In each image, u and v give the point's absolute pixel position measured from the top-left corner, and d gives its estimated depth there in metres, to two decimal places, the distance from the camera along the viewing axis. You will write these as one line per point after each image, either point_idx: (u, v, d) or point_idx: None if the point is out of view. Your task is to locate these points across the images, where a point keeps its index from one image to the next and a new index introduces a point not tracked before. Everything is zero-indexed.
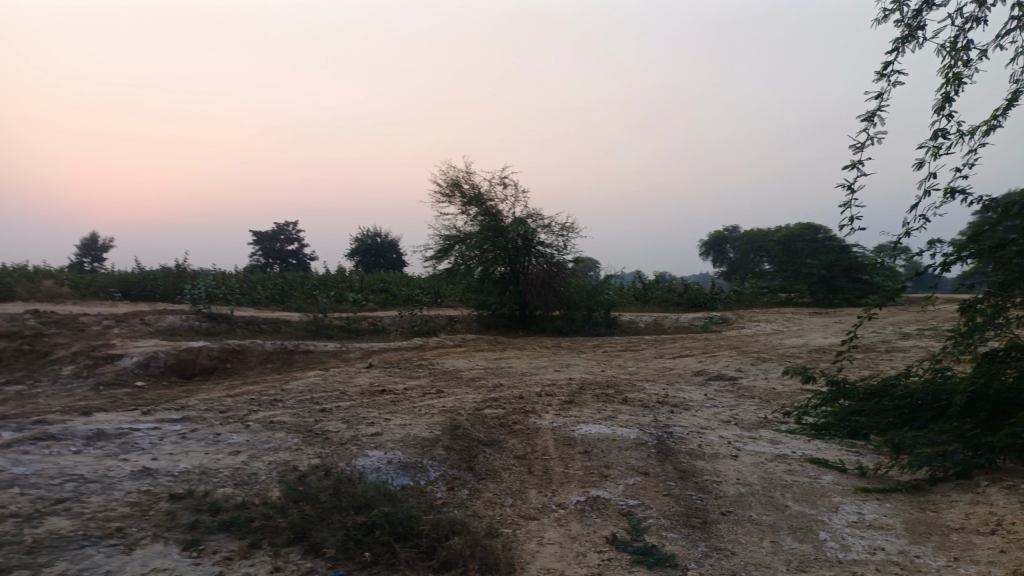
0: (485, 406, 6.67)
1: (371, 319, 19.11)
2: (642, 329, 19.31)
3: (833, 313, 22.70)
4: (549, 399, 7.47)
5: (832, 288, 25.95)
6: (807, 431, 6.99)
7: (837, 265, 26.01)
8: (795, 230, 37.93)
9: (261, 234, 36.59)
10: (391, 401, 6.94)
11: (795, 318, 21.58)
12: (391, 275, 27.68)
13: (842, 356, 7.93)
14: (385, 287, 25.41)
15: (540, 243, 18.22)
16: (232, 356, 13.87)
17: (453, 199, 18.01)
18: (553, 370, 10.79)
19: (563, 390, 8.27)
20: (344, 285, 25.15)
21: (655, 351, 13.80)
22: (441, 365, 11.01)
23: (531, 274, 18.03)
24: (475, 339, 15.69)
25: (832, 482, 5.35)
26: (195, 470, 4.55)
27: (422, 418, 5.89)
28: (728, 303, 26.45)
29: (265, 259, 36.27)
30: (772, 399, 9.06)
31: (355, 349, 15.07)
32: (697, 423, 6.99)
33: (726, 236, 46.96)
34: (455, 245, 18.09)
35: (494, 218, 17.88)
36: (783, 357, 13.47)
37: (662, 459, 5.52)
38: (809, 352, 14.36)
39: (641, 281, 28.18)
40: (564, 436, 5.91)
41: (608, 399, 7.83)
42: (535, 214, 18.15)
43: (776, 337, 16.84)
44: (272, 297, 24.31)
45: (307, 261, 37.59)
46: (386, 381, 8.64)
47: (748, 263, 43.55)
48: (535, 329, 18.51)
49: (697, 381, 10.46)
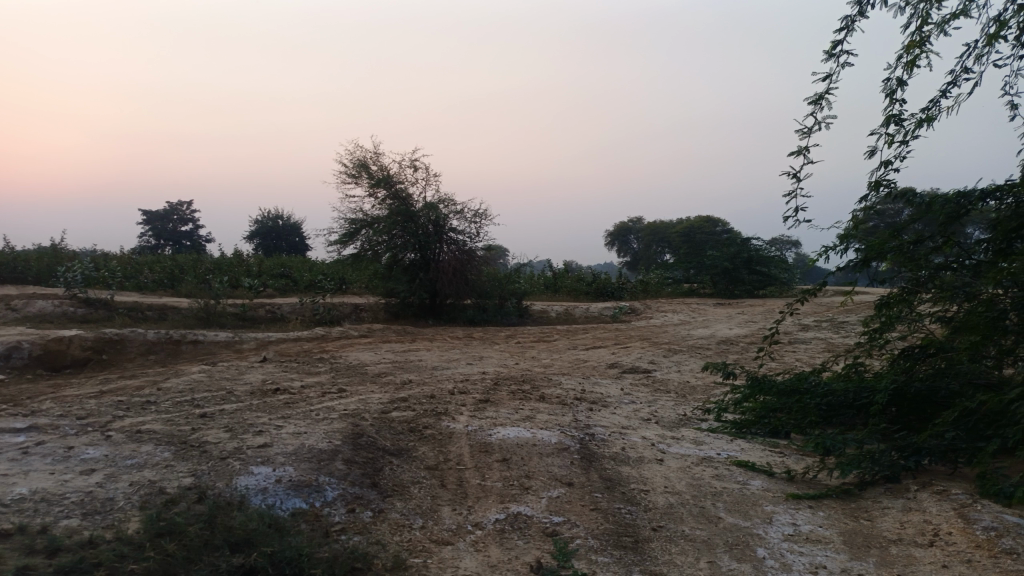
0: (392, 408, 6.03)
1: (270, 306, 17.96)
2: (553, 319, 19.04)
3: (735, 304, 23.23)
4: (462, 397, 6.91)
5: (734, 279, 26.60)
6: (728, 430, 6.73)
7: (740, 257, 26.68)
8: (698, 223, 38.93)
9: (152, 213, 34.13)
10: (285, 402, 6.20)
11: (700, 308, 21.92)
12: (292, 260, 26.29)
13: (762, 351, 7.75)
14: (286, 273, 24.09)
15: (451, 229, 17.57)
16: (109, 346, 12.56)
17: (360, 180, 17.07)
18: (464, 363, 10.23)
19: (477, 386, 7.72)
20: (241, 269, 23.69)
21: (568, 342, 13.49)
22: (344, 358, 10.24)
23: (442, 261, 17.37)
24: (382, 329, 14.94)
25: (762, 488, 5.05)
26: (34, 497, 3.73)
27: (320, 425, 5.20)
28: (636, 293, 26.68)
29: (155, 239, 33.89)
30: (688, 393, 8.84)
31: (250, 339, 14.00)
32: (618, 423, 6.59)
33: (632, 226, 47.70)
34: (362, 229, 17.18)
35: (404, 202, 17.10)
36: (694, 348, 13.45)
37: (586, 467, 5.07)
38: (718, 343, 14.44)
39: (551, 270, 28.02)
40: (480, 441, 5.37)
41: (524, 396, 7.34)
42: (447, 199, 17.48)
43: (684, 328, 16.93)
44: (161, 282, 22.56)
45: (202, 244, 35.41)
46: (281, 378, 7.84)
47: (653, 254, 44.39)
48: (445, 319, 17.89)
49: (612, 374, 10.17)
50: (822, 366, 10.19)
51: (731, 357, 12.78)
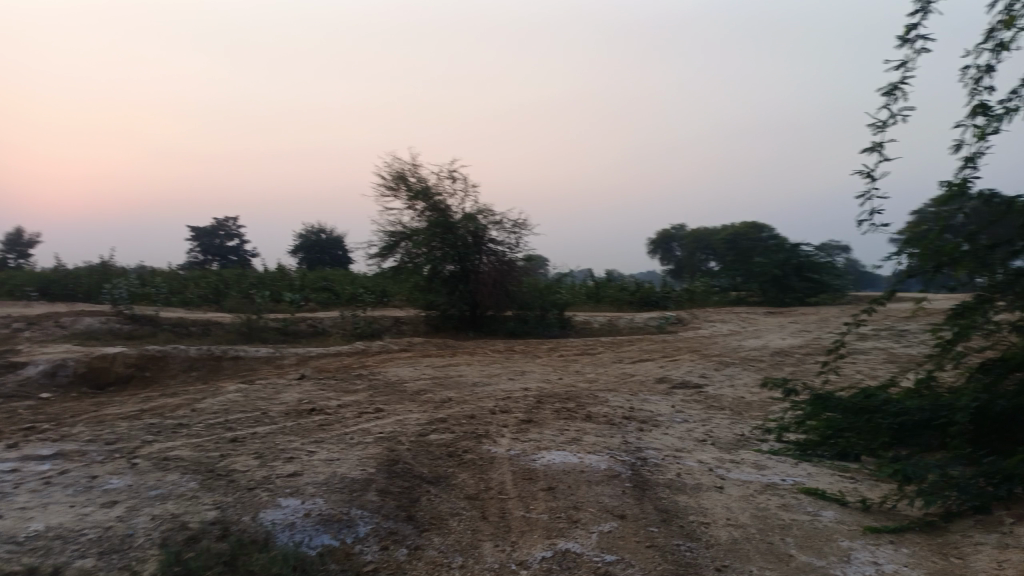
0: (430, 431, 5.71)
1: (311, 320, 17.93)
2: (596, 330, 18.59)
3: (786, 312, 22.42)
4: (503, 417, 6.57)
5: (783, 287, 25.75)
6: (791, 452, 6.24)
7: (789, 264, 25.85)
8: (741, 231, 38.05)
9: (199, 229, 34.73)
10: (320, 424, 5.93)
11: (749, 317, 21.19)
12: (334, 273, 26.37)
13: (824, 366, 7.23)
14: (328, 286, 24.16)
15: (491, 241, 17.29)
16: (152, 363, 12.57)
17: (399, 193, 16.94)
18: (506, 379, 9.89)
19: (520, 404, 7.37)
20: (283, 283, 23.82)
21: (613, 355, 13.04)
22: (383, 374, 9.99)
23: (482, 273, 17.09)
24: (422, 342, 14.72)
25: (834, 520, 4.58)
26: (49, 534, 3.50)
27: (354, 450, 4.91)
28: (681, 302, 26.05)
29: (203, 255, 34.47)
30: (743, 411, 8.33)
31: (290, 354, 13.91)
32: (670, 445, 6.16)
33: (674, 234, 46.94)
34: (402, 242, 17.02)
35: (443, 214, 16.91)
36: (745, 361, 12.88)
37: (640, 497, 4.67)
38: (770, 354, 13.81)
39: (593, 280, 27.54)
40: (524, 468, 5.01)
41: (569, 416, 6.95)
42: (486, 209, 17.22)
43: (733, 339, 16.31)
44: (206, 297, 22.81)
45: (247, 258, 35.89)
46: (317, 397, 7.60)
47: (697, 262, 43.53)
48: (486, 331, 17.60)
49: (660, 389, 9.70)
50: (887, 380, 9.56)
51: (785, 369, 12.19)
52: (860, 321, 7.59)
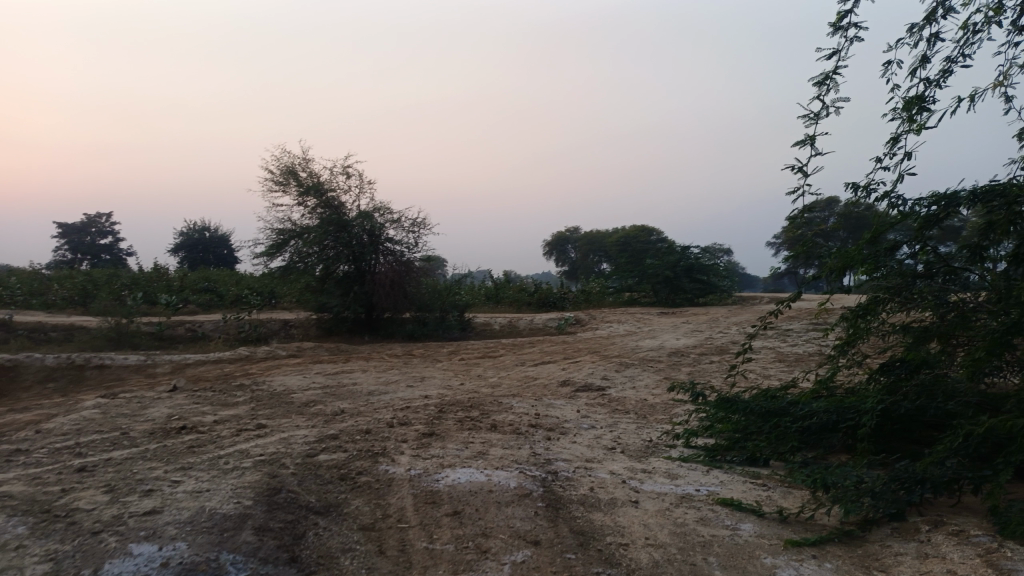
0: (320, 450, 5.08)
1: (191, 324, 16.61)
2: (496, 332, 18.25)
3: (679, 312, 22.93)
4: (402, 430, 6.03)
5: (675, 288, 26.39)
6: (702, 458, 6.05)
7: (680, 265, 26.47)
8: (633, 233, 38.99)
9: (67, 225, 31.88)
10: (190, 446, 5.18)
11: (645, 318, 21.47)
12: (218, 273, 24.78)
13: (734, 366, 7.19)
14: (211, 287, 22.61)
15: (388, 240, 16.59)
16: (0, 374, 11.10)
17: (288, 188, 15.97)
18: (405, 386, 9.31)
19: (420, 415, 6.84)
20: (160, 284, 22.07)
21: (515, 358, 12.70)
22: (269, 383, 9.18)
23: (379, 273, 16.36)
24: (313, 347, 13.87)
25: (755, 535, 4.35)
26: None
27: (228, 478, 4.23)
28: (578, 303, 26.19)
29: (71, 253, 31.63)
30: (650, 414, 8.15)
31: (165, 361, 12.71)
32: (581, 455, 5.81)
33: (568, 236, 47.49)
34: (291, 240, 16.03)
35: (336, 211, 16.07)
36: (646, 362, 12.87)
37: (553, 517, 4.27)
38: (669, 355, 13.91)
39: (492, 280, 27.25)
40: (426, 490, 4.50)
41: (473, 426, 6.49)
42: (383, 207, 16.52)
43: (632, 339, 16.38)
44: (71, 299, 20.80)
45: (122, 258, 33.28)
46: (190, 412, 6.78)
47: (590, 263, 44.24)
48: (382, 334, 16.89)
49: (565, 393, 9.42)
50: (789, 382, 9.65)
51: (685, 369, 12.25)
52: (766, 322, 7.55)
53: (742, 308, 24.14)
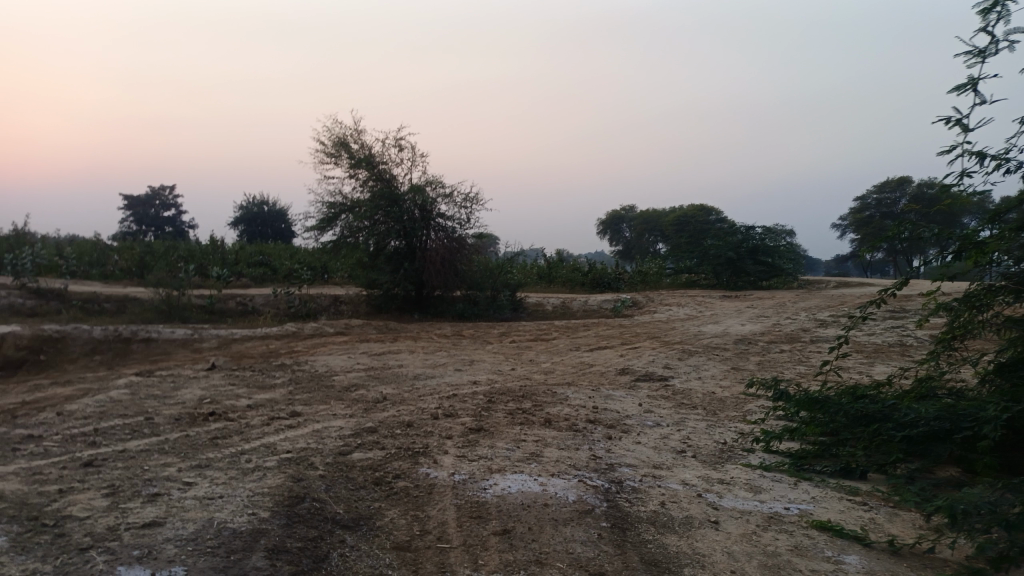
0: (354, 448, 4.52)
1: (242, 297, 16.45)
2: (550, 313, 17.57)
3: (742, 296, 21.83)
4: (447, 424, 5.44)
5: (737, 270, 25.22)
6: (787, 467, 5.28)
7: (744, 247, 25.15)
8: (691, 213, 37.73)
9: (133, 198, 32.42)
10: (213, 438, 4.69)
11: (705, 301, 20.51)
12: (273, 247, 24.74)
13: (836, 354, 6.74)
14: (265, 261, 22.54)
15: (439, 215, 16.07)
16: (49, 345, 10.98)
17: (339, 160, 15.55)
18: (453, 370, 8.75)
19: (466, 407, 6.24)
20: (215, 257, 22.10)
21: (570, 341, 12.04)
22: (310, 363, 8.73)
23: (430, 250, 15.86)
24: (361, 324, 13.48)
25: (865, 572, 3.60)
26: None
27: (248, 483, 3.70)
28: (634, 284, 25.30)
29: (137, 226, 32.18)
30: (720, 410, 7.39)
31: (211, 336, 12.47)
32: (647, 460, 5.12)
33: (623, 215, 46.28)
34: (342, 214, 15.63)
35: (388, 185, 15.62)
36: (710, 349, 12.05)
37: (620, 542, 3.61)
38: (735, 342, 13.02)
39: (545, 259, 26.57)
40: (472, 501, 3.89)
41: (527, 421, 5.87)
42: (435, 181, 15.96)
43: (693, 324, 15.52)
44: (130, 270, 20.99)
45: (184, 230, 33.73)
46: (223, 395, 6.34)
47: (645, 243, 43.08)
48: (432, 312, 16.40)
49: (625, 383, 8.73)
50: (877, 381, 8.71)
51: (753, 359, 11.38)
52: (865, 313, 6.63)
53: (808, 293, 22.87)
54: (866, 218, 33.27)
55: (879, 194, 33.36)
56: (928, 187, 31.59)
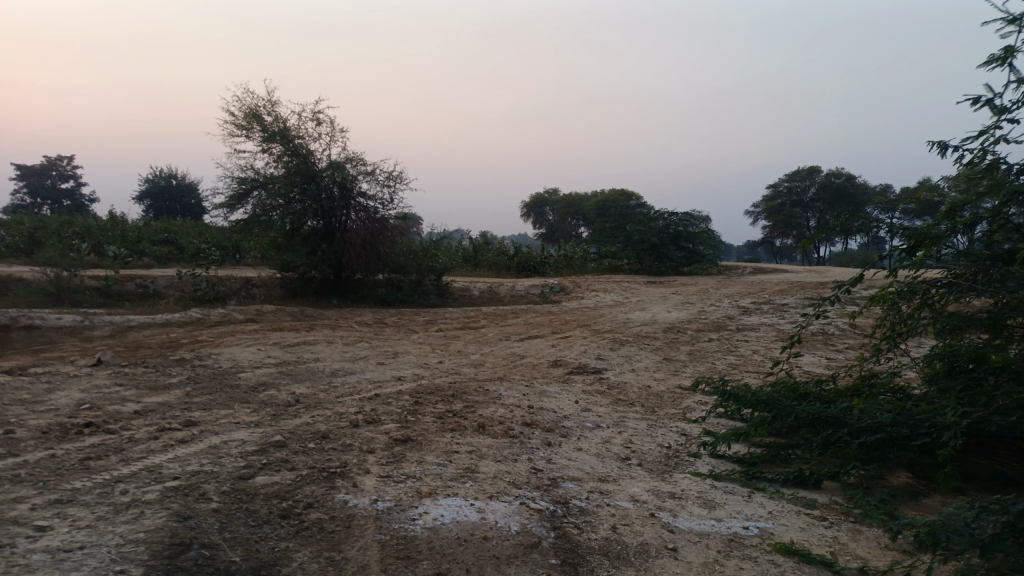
0: (258, 471, 3.84)
1: (142, 279, 15.15)
2: (475, 298, 17.02)
3: (667, 282, 21.89)
4: (368, 435, 4.81)
5: (661, 256, 25.31)
6: (738, 475, 4.93)
7: (667, 232, 25.25)
8: (613, 198, 37.88)
9: (25, 167, 29.79)
10: (84, 458, 3.92)
11: (631, 286, 20.43)
12: (180, 224, 23.17)
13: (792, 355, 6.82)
14: (170, 239, 21.01)
15: (360, 194, 15.22)
16: None
17: (251, 133, 14.44)
18: (374, 365, 8.09)
19: (390, 410, 5.63)
20: (115, 234, 20.42)
21: (498, 330, 11.54)
22: (214, 357, 7.87)
23: (350, 231, 14.99)
24: (274, 310, 12.56)
25: None
26: None
27: (120, 527, 2.99)
28: (559, 268, 25.04)
29: (30, 198, 29.60)
30: (659, 407, 7.04)
31: (105, 322, 11.30)
32: (593, 471, 4.65)
33: (546, 198, 46.04)
34: (254, 191, 14.56)
35: (304, 160, 14.64)
36: (641, 338, 11.80)
37: None
38: (665, 330, 12.85)
39: (470, 241, 25.97)
40: (399, 537, 3.30)
41: (458, 428, 5.30)
42: (356, 157, 15.08)
43: (622, 311, 15.30)
44: (16, 247, 19.12)
45: (84, 204, 31.32)
46: (105, 399, 5.47)
47: (568, 227, 43.10)
48: (352, 297, 15.57)
49: (558, 377, 8.30)
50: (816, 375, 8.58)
51: (684, 348, 11.18)
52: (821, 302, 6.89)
53: (729, 280, 23.16)
54: (778, 206, 34.37)
55: (790, 183, 34.24)
56: (837, 176, 32.77)
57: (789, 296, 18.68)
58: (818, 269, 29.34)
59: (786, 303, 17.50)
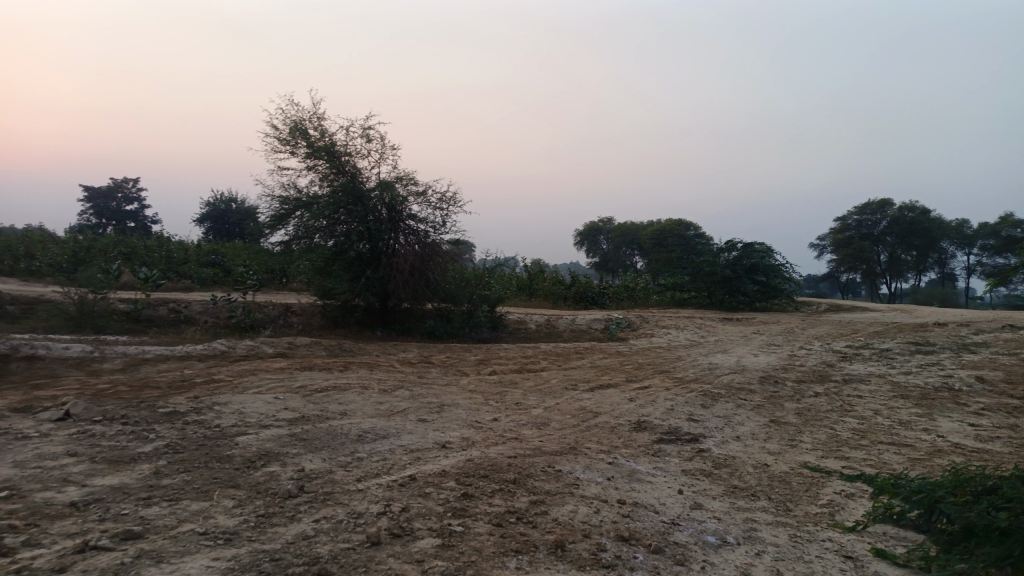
0: None
1: (176, 302, 13.95)
2: (532, 333, 15.30)
3: (743, 319, 19.81)
4: (392, 570, 3.13)
5: (732, 291, 23.17)
6: None
7: (741, 265, 23.05)
8: (669, 227, 36.01)
9: (93, 189, 29.55)
10: None
11: (705, 323, 18.44)
12: (228, 246, 22.19)
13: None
14: (217, 262, 20.00)
15: (410, 216, 13.75)
16: None
17: (295, 149, 13.16)
18: (414, 424, 6.42)
19: (431, 513, 3.95)
20: (160, 254, 19.49)
21: (563, 376, 9.82)
22: (219, 408, 6.35)
23: (397, 257, 13.49)
24: (309, 342, 11.12)
25: None
26: None
27: None
28: (620, 300, 23.19)
29: (96, 219, 29.34)
30: (796, 505, 5.16)
31: (119, 353, 10.00)
32: None
33: (602, 227, 44.19)
34: (296, 212, 13.26)
35: (350, 179, 13.29)
36: (733, 389, 9.91)
37: None
38: (758, 380, 10.91)
39: (525, 269, 24.39)
40: None
41: (529, 551, 3.58)
42: (407, 176, 13.67)
43: (700, 354, 13.39)
44: (59, 266, 18.31)
45: (147, 226, 31.00)
46: (38, 486, 3.93)
47: (624, 256, 41.19)
48: (398, 329, 14.05)
49: (647, 448, 6.51)
50: (998, 464, 6.52)
51: (789, 406, 9.20)
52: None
53: (812, 319, 20.88)
54: (845, 238, 31.71)
55: (859, 215, 31.55)
56: (910, 210, 30.11)
57: (887, 339, 16.42)
58: (906, 307, 26.68)
59: (888, 348, 15.22)
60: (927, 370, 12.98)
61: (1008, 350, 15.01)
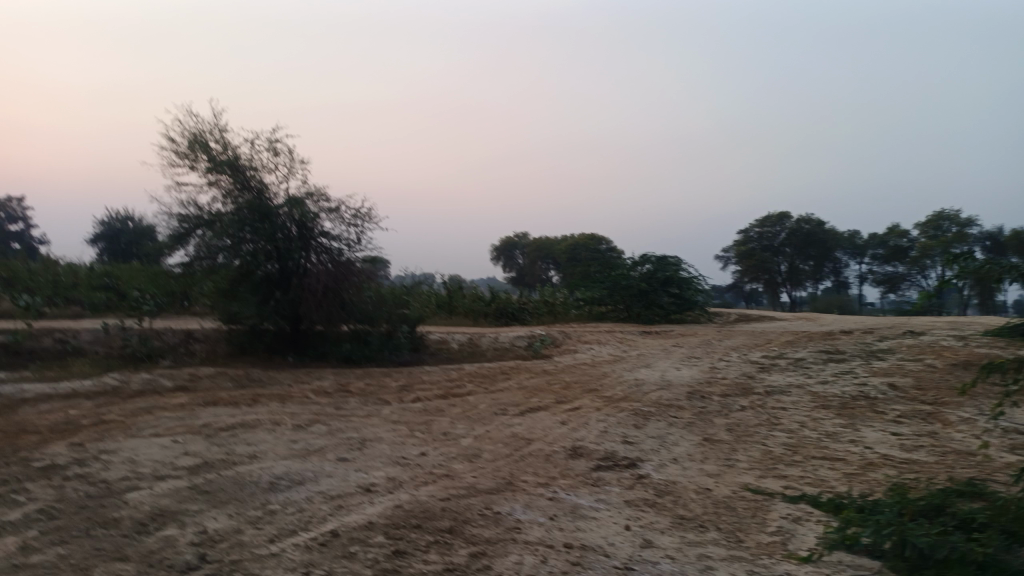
0: None
1: (62, 332, 12.66)
2: (455, 354, 14.82)
3: (661, 332, 19.97)
4: None
5: (649, 303, 23.40)
6: None
7: (657, 278, 23.32)
8: (582, 241, 36.25)
9: None
10: None
11: (626, 337, 18.45)
12: (124, 267, 20.65)
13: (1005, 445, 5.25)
14: (110, 285, 18.49)
15: (322, 234, 13.03)
16: None
17: (195, 163, 12.26)
18: (334, 464, 5.83)
19: None
20: (44, 278, 17.85)
21: (491, 400, 9.38)
22: (107, 457, 5.56)
23: (309, 277, 12.74)
24: (213, 372, 10.25)
25: None
26: None
27: None
28: (540, 315, 23.00)
29: None
30: (746, 534, 4.91)
31: None
32: None
33: (517, 242, 44.13)
34: (197, 231, 12.33)
35: (257, 195, 12.49)
36: (663, 407, 9.74)
37: None
38: (685, 395, 10.82)
39: (443, 286, 23.85)
40: None
41: None
42: (318, 191, 12.97)
43: (625, 370, 13.25)
44: None
45: (33, 247, 28.68)
46: None
47: (539, 271, 41.25)
48: (311, 354, 13.25)
49: (586, 477, 6.15)
50: (929, 477, 6.54)
51: (719, 422, 9.09)
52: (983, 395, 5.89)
53: (727, 330, 21.28)
54: (749, 250, 32.68)
55: (760, 227, 32.68)
56: (807, 222, 31.47)
57: (800, 348, 16.84)
58: (811, 315, 27.74)
59: (802, 357, 15.57)
60: (842, 378, 13.31)
61: (912, 355, 15.64)
